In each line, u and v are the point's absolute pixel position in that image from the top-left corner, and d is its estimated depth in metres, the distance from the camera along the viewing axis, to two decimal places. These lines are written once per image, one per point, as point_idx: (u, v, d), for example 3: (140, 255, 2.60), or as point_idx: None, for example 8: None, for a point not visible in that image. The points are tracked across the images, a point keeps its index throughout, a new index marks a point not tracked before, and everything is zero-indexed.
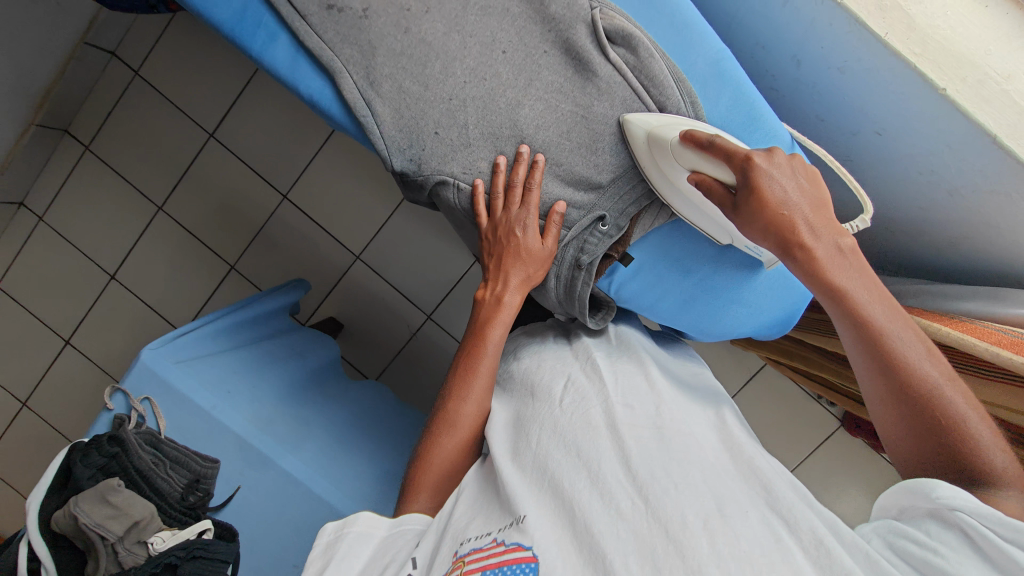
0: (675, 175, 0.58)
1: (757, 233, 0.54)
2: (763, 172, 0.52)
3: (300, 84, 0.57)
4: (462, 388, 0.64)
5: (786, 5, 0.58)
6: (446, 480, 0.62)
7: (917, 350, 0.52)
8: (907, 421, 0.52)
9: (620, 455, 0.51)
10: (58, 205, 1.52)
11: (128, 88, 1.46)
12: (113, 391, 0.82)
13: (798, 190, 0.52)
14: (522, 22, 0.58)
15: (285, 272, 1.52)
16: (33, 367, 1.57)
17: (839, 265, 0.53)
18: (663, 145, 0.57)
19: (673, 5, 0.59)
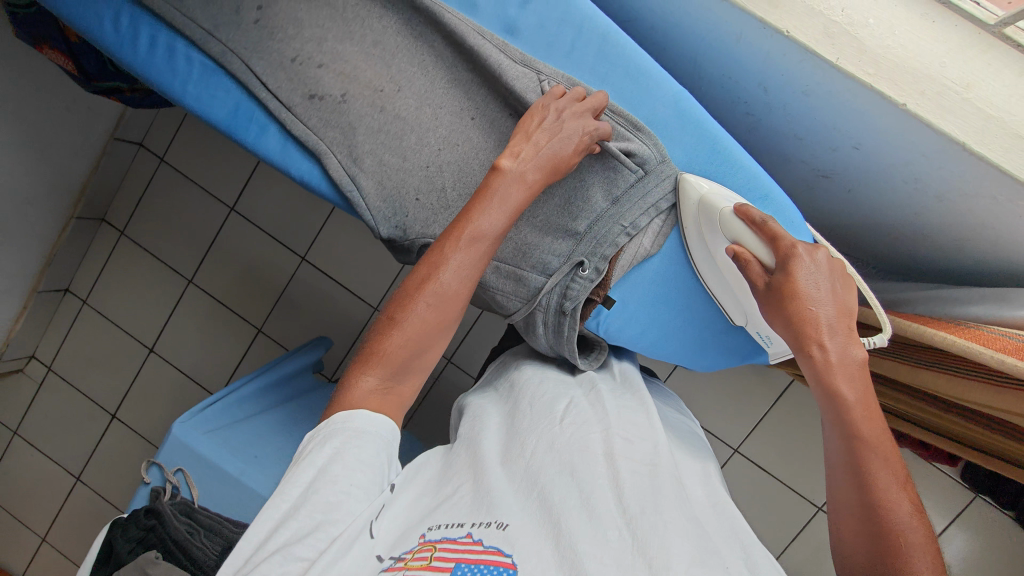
0: (716, 242, 0.62)
1: (775, 321, 0.55)
2: (801, 263, 0.53)
3: (291, 167, 0.62)
4: (453, 257, 0.55)
5: (742, 41, 0.59)
6: (403, 370, 0.56)
7: (891, 472, 0.51)
8: (859, 535, 0.51)
9: (613, 485, 0.50)
10: (98, 288, 1.63)
11: (155, 174, 1.58)
12: (149, 465, 0.87)
13: (831, 291, 0.52)
14: (486, 89, 0.61)
15: (309, 330, 1.58)
16: (84, 441, 1.66)
17: (847, 375, 0.52)
18: (711, 214, 0.60)
19: (627, 55, 0.62)
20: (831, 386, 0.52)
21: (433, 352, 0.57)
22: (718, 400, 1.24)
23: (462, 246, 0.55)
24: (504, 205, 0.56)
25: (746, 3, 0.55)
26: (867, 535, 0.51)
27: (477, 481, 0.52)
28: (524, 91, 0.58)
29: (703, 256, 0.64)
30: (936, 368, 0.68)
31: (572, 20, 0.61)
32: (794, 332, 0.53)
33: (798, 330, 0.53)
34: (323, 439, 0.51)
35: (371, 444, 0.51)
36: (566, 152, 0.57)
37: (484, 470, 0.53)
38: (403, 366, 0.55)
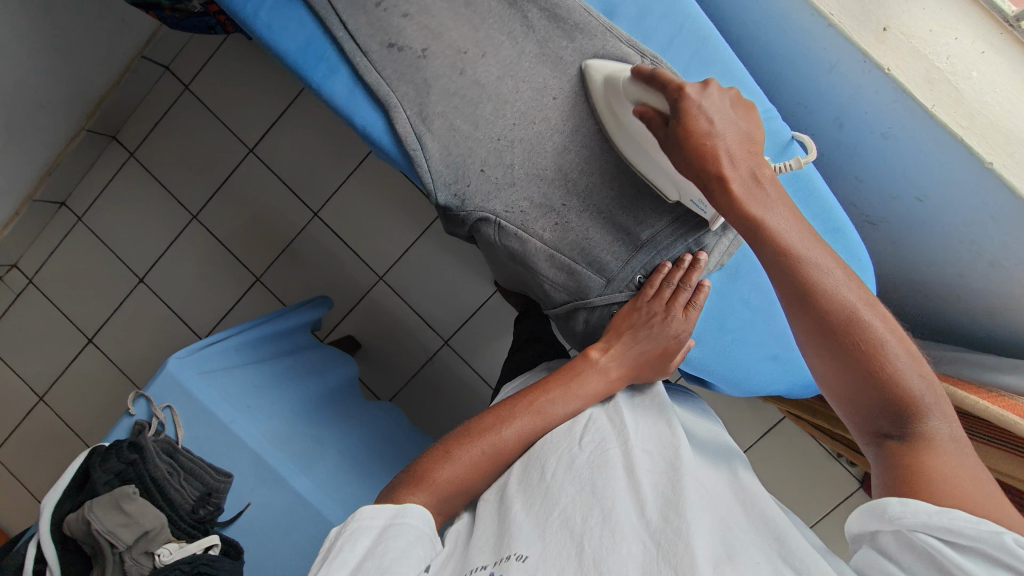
0: (624, 112, 0.58)
1: (680, 163, 0.54)
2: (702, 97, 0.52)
3: (354, 115, 0.59)
4: (524, 420, 0.63)
5: (832, 71, 0.64)
6: (447, 498, 0.60)
7: (835, 274, 0.53)
8: (842, 365, 0.52)
9: (635, 498, 0.51)
10: (98, 207, 1.57)
11: (176, 101, 1.53)
12: (137, 396, 0.83)
13: (724, 121, 0.52)
14: (573, 71, 0.61)
15: (309, 288, 1.54)
16: (56, 362, 1.60)
17: (756, 197, 0.54)
18: (616, 86, 0.56)
19: (723, 64, 0.64)
20: (746, 214, 0.53)
21: (475, 492, 0.62)
22: None
23: (534, 411, 0.63)
24: (587, 389, 0.65)
25: (850, 33, 0.58)
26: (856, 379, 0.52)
27: (501, 526, 0.53)
28: None
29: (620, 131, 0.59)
30: (991, 444, 0.69)
31: (675, 16, 0.62)
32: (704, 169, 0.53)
33: (698, 161, 0.53)
34: (360, 524, 0.53)
35: (414, 537, 0.53)
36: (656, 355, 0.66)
37: (507, 511, 0.54)
38: (446, 495, 0.60)
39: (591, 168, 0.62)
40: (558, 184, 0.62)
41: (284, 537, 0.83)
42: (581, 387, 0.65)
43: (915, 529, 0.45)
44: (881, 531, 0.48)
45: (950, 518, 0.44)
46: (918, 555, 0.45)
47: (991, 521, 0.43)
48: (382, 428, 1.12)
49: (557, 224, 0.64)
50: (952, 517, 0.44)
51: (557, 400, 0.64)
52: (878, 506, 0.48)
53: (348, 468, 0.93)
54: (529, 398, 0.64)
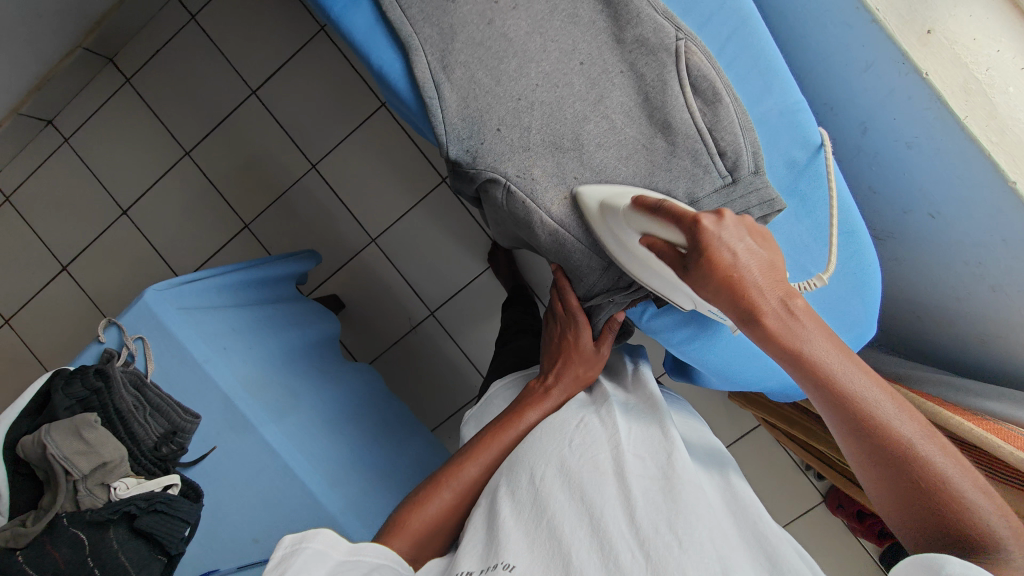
0: (628, 239, 0.56)
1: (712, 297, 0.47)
2: (711, 232, 0.46)
3: (373, 54, 0.58)
4: (482, 453, 0.67)
5: (868, 71, 0.67)
6: (424, 542, 0.63)
7: (885, 405, 0.48)
8: (896, 498, 0.48)
9: (625, 504, 0.52)
10: (86, 130, 1.51)
11: (182, 30, 1.46)
12: (109, 323, 0.79)
13: (749, 252, 0.45)
14: (603, 38, 0.59)
15: (298, 242, 1.51)
16: (26, 286, 1.54)
17: (794, 330, 0.46)
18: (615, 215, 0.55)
19: (759, 48, 0.63)
20: (783, 349, 0.46)
21: (456, 526, 0.66)
22: None
23: (493, 440, 0.68)
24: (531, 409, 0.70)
25: (895, 32, 0.62)
26: (913, 505, 0.47)
27: (490, 529, 0.55)
28: (655, 47, 0.58)
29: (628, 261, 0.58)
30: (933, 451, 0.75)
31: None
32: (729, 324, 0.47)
33: (731, 298, 0.46)
34: (320, 549, 0.52)
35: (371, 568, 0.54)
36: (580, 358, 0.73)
37: (497, 514, 0.56)
38: (423, 536, 0.63)
39: (609, 142, 0.60)
40: (573, 154, 0.60)
41: (248, 484, 0.81)
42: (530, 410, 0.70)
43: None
44: None
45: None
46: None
47: None
48: (360, 390, 1.11)
49: (567, 199, 0.61)
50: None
51: (511, 424, 0.69)
52: (934, 559, 0.43)
53: (322, 424, 0.91)
54: (487, 432, 0.70)
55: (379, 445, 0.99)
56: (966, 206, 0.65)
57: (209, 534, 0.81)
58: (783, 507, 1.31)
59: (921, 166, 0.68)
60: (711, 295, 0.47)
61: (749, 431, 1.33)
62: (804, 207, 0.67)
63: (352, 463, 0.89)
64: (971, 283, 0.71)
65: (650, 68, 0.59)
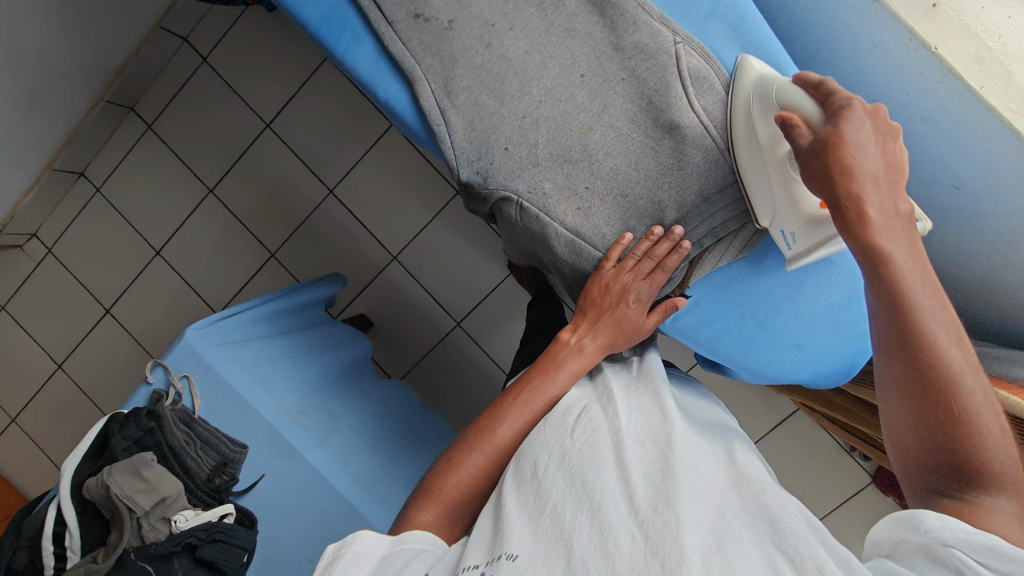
0: (762, 116, 0.58)
1: (813, 178, 0.54)
2: (853, 117, 0.52)
3: (378, 88, 0.59)
4: (515, 414, 0.65)
5: (874, 50, 0.66)
6: (457, 509, 0.62)
7: (949, 338, 0.54)
8: (922, 420, 0.53)
9: (624, 488, 0.52)
10: (116, 178, 1.58)
11: (195, 73, 1.52)
12: (154, 364, 0.83)
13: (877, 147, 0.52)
14: (602, 47, 0.59)
15: (323, 265, 1.55)
16: (74, 331, 1.63)
17: (889, 231, 0.54)
18: (766, 88, 0.57)
19: (760, 39, 0.63)
20: (870, 242, 0.53)
21: (484, 494, 0.64)
22: None
23: (522, 403, 0.66)
24: (564, 369, 0.68)
25: (899, 10, 0.63)
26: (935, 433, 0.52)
27: (496, 523, 0.54)
28: (655, 51, 0.58)
29: (746, 140, 0.59)
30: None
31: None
32: (831, 185, 0.53)
33: (839, 180, 0.52)
34: (359, 550, 0.55)
35: (412, 555, 0.55)
36: (626, 326, 0.68)
37: (502, 508, 0.55)
38: (455, 503, 0.62)
39: (617, 149, 0.61)
40: (583, 165, 0.61)
41: (298, 508, 0.84)
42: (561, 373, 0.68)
43: (949, 543, 0.46)
44: (908, 543, 0.49)
45: (990, 539, 0.45)
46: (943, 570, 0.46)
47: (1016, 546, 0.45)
48: (396, 406, 1.14)
49: (580, 208, 0.62)
50: (990, 538, 0.45)
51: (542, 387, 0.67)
52: (912, 518, 0.48)
53: (363, 444, 0.94)
54: (517, 392, 0.67)
55: (419, 459, 1.01)
56: (992, 176, 0.65)
57: (266, 558, 0.85)
58: (830, 490, 1.29)
59: (940, 140, 0.67)
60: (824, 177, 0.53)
61: (788, 415, 1.31)
62: None
63: (395, 480, 0.92)
64: (1005, 252, 0.70)
65: (651, 72, 0.59)
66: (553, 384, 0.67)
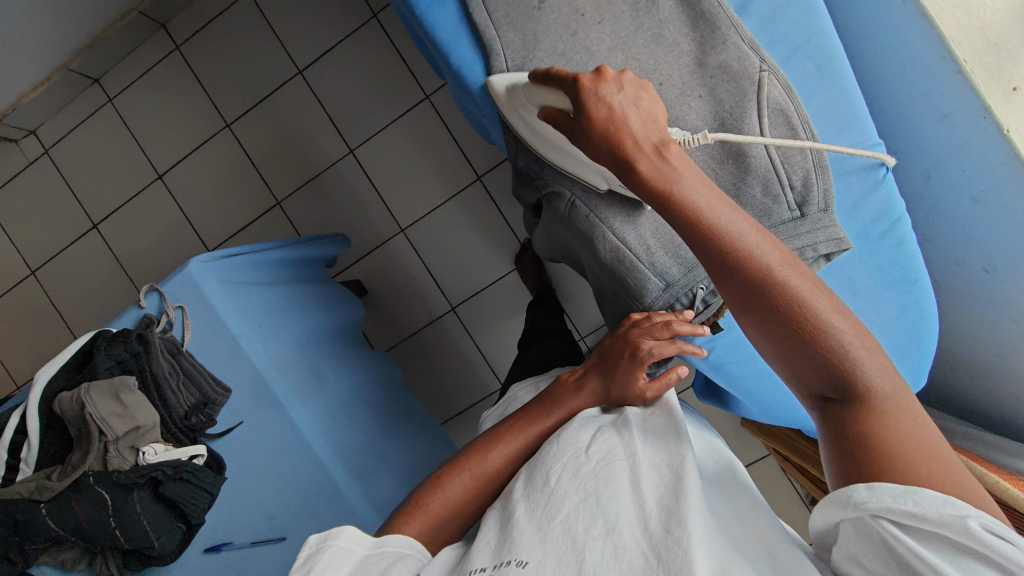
0: (529, 114, 0.60)
1: (598, 152, 0.54)
2: (606, 87, 0.53)
3: (454, 53, 0.61)
4: (507, 442, 0.66)
5: (943, 120, 0.72)
6: (440, 528, 0.62)
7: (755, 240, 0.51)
8: (777, 346, 0.51)
9: (638, 508, 0.50)
10: (130, 92, 1.52)
11: (234, 5, 1.47)
12: (150, 289, 0.80)
13: (622, 105, 0.53)
14: (685, 62, 0.60)
15: (327, 224, 1.51)
16: (55, 239, 1.56)
17: (664, 171, 0.52)
18: (518, 95, 0.59)
19: (837, 91, 0.69)
20: (660, 192, 0.52)
21: (467, 521, 0.63)
22: None
23: (515, 434, 0.67)
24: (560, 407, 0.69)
25: (980, 85, 0.67)
26: (793, 353, 0.50)
27: (504, 529, 0.54)
28: (740, 74, 0.59)
29: (550, 145, 0.62)
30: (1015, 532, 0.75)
31: (805, 30, 0.69)
32: (613, 152, 0.53)
33: (614, 143, 0.53)
34: (344, 546, 0.53)
35: (396, 558, 0.55)
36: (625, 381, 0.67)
37: (510, 515, 0.55)
38: (437, 519, 0.61)
39: None
40: None
41: (270, 462, 0.82)
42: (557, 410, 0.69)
43: (879, 515, 0.44)
44: (842, 518, 0.47)
45: (916, 500, 0.42)
46: (877, 541, 0.44)
47: (958, 500, 0.42)
48: (381, 380, 1.12)
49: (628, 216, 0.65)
50: (918, 499, 0.42)
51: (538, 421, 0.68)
52: (843, 495, 0.46)
53: (347, 411, 0.92)
54: (513, 424, 0.68)
55: (398, 437, 1.00)
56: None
57: (225, 507, 0.82)
58: None
59: (982, 221, 0.73)
60: (597, 148, 0.54)
61: (757, 458, 1.34)
62: (867, 251, 0.73)
63: (373, 453, 0.90)
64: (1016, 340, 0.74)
65: (729, 95, 0.59)
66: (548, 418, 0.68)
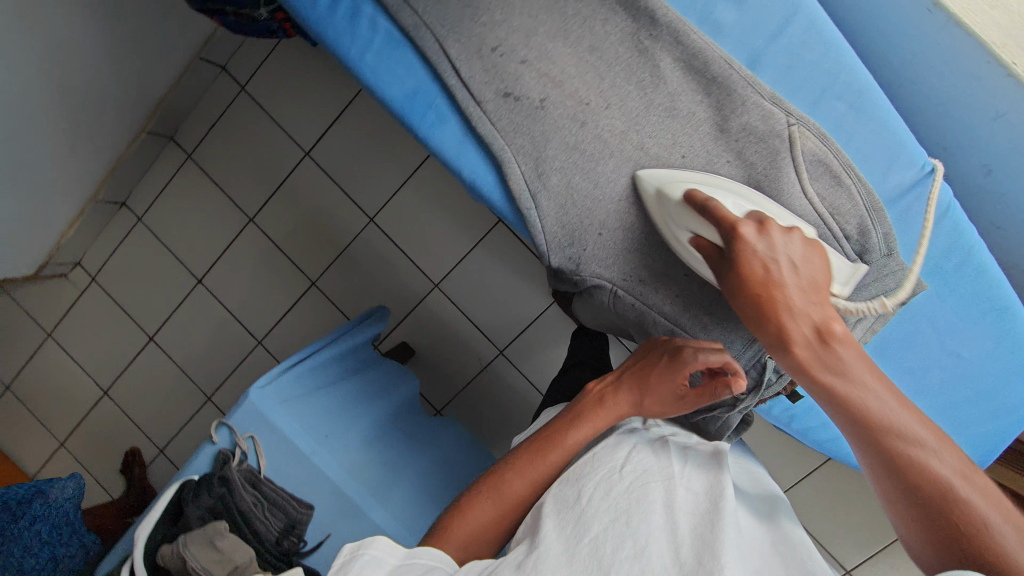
0: (681, 231, 0.63)
1: (737, 299, 0.56)
2: (757, 240, 0.54)
3: (463, 168, 0.67)
4: (532, 467, 0.63)
5: (998, 120, 0.75)
6: (462, 551, 0.60)
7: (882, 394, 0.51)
8: (908, 503, 0.50)
9: (670, 536, 0.50)
10: (156, 207, 1.59)
11: (233, 103, 1.51)
12: (219, 424, 0.82)
13: (787, 259, 0.54)
14: (706, 132, 0.66)
15: (363, 294, 1.54)
16: (119, 358, 1.65)
17: (795, 314, 0.53)
18: (669, 201, 0.63)
19: (881, 115, 0.71)
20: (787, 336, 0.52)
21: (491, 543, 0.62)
22: (779, 448, 1.29)
23: (540, 457, 0.64)
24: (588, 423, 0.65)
25: None
26: (921, 511, 0.49)
27: (531, 543, 0.53)
28: (770, 132, 0.64)
29: (677, 243, 0.65)
30: None
31: (830, 69, 0.70)
32: (750, 303, 0.54)
33: (755, 297, 0.54)
34: (376, 557, 0.53)
35: (427, 570, 0.53)
36: (659, 385, 0.65)
37: (539, 529, 0.54)
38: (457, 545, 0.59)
39: None
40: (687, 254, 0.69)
41: None
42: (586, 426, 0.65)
43: None
44: None
45: None
46: None
47: None
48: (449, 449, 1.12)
49: (679, 301, 0.71)
50: None
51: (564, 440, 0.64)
52: None
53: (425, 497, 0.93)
54: (537, 443, 0.66)
55: None
56: None
57: None
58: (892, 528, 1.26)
59: None
60: (742, 299, 0.55)
61: None
62: (946, 288, 0.79)
63: None
64: None
65: (761, 157, 0.65)
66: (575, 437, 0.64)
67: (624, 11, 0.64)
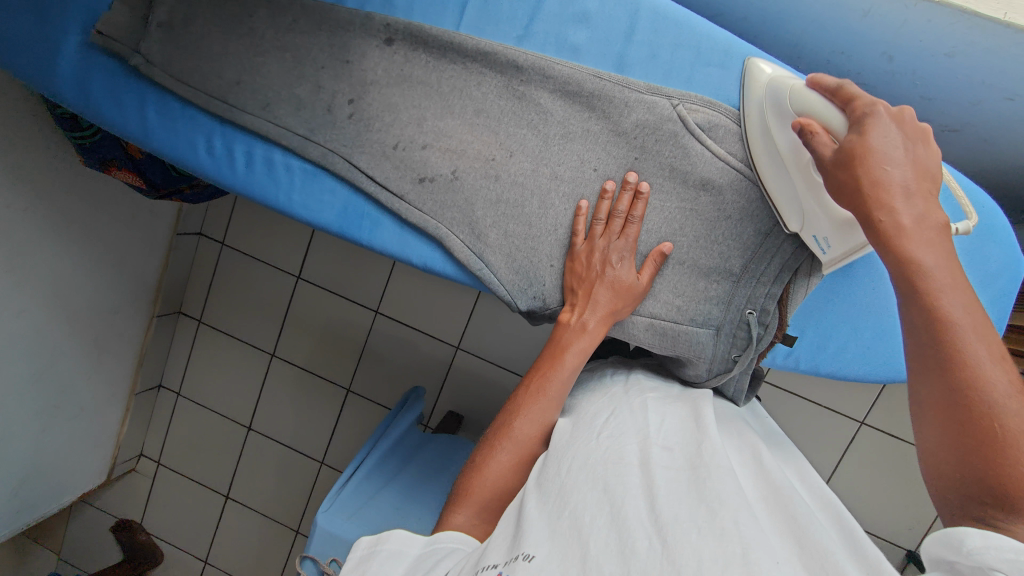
0: (781, 128, 0.67)
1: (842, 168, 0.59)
2: (877, 121, 0.58)
3: (413, 255, 0.76)
4: (531, 406, 0.69)
5: (867, 18, 0.77)
6: (488, 508, 0.65)
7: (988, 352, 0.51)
8: (949, 446, 0.50)
9: (646, 493, 0.54)
10: (188, 378, 1.68)
11: (219, 260, 1.61)
12: (302, 559, 0.85)
13: (899, 142, 0.57)
14: (605, 139, 0.74)
15: (395, 381, 1.58)
16: (204, 527, 1.70)
17: (917, 237, 0.55)
18: (782, 97, 0.67)
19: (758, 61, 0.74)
20: (902, 251, 0.55)
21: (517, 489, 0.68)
22: None
23: (536, 395, 0.70)
24: (572, 350, 0.71)
25: None
26: (957, 453, 0.50)
27: (517, 522, 0.57)
28: (660, 119, 0.72)
29: (765, 145, 0.69)
30: None
31: (689, 44, 0.75)
32: (856, 165, 0.58)
33: (861, 159, 0.57)
34: (393, 549, 0.61)
35: (444, 554, 0.59)
36: (622, 289, 0.72)
37: (523, 509, 0.58)
38: (486, 504, 0.65)
39: (655, 220, 0.75)
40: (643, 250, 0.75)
41: None
42: (569, 355, 0.71)
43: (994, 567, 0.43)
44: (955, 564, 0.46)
45: None
46: None
47: None
48: None
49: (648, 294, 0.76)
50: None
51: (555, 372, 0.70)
52: (957, 538, 0.46)
53: None
54: (530, 384, 0.71)
55: None
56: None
57: None
58: None
59: (969, 65, 0.77)
60: (850, 169, 0.58)
61: None
62: None
63: None
64: None
65: (663, 145, 0.73)
66: (564, 366, 0.71)
67: (490, 70, 0.74)
